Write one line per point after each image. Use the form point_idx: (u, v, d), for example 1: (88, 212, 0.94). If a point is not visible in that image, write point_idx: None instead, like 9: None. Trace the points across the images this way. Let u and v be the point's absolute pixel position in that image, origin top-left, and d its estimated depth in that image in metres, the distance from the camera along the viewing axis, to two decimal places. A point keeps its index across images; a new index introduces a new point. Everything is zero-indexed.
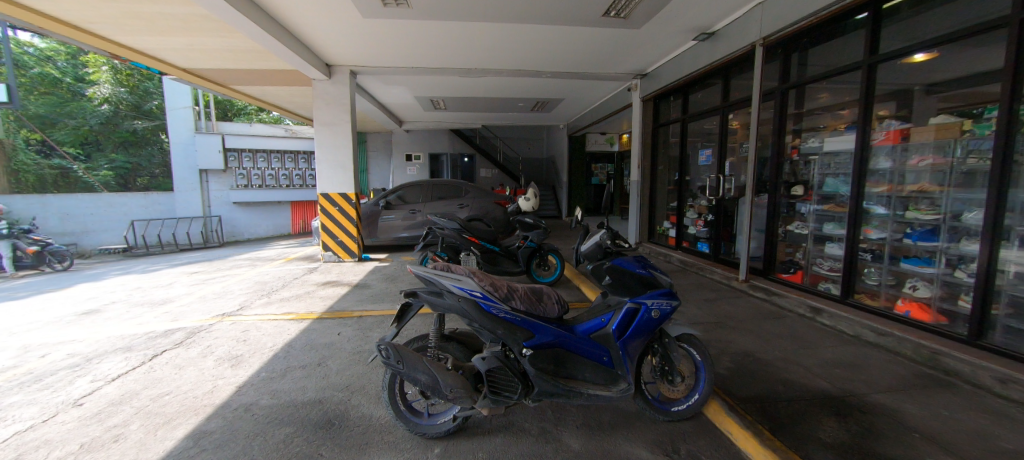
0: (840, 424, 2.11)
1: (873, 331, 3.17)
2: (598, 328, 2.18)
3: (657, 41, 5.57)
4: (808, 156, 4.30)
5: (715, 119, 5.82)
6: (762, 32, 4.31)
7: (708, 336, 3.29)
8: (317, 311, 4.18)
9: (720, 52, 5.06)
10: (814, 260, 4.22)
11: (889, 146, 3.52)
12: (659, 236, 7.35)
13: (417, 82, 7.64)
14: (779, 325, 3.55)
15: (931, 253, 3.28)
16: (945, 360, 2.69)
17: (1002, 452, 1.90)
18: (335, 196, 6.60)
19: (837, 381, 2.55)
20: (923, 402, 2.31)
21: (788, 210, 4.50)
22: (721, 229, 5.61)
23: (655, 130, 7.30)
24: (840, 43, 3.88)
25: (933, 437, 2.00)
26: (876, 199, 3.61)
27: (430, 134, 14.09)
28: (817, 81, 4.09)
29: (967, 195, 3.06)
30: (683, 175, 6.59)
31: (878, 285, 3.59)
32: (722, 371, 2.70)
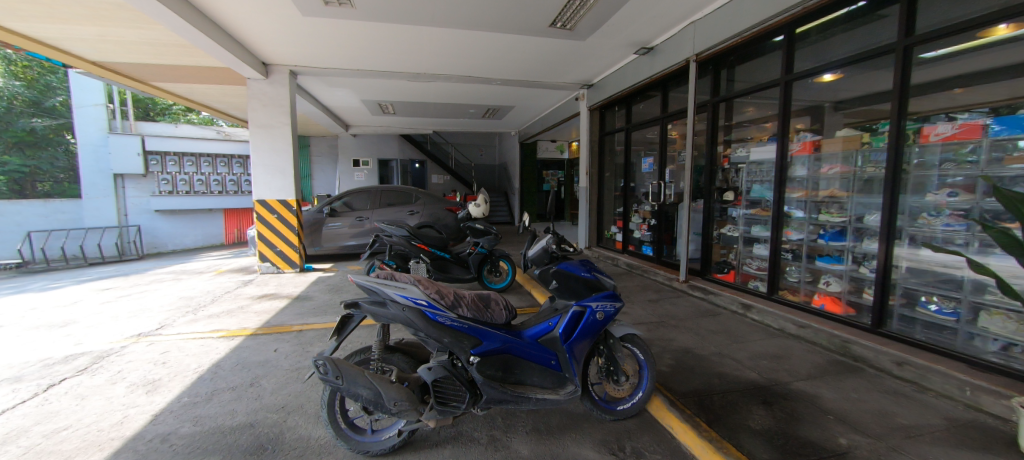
0: (766, 411, 2.28)
1: (794, 324, 3.47)
2: (545, 332, 2.20)
3: (601, 54, 5.81)
4: (737, 165, 4.65)
5: (655, 129, 6.16)
6: (695, 49, 4.63)
7: (651, 335, 3.44)
8: (250, 327, 3.87)
9: (659, 66, 5.37)
10: (744, 260, 4.55)
11: (804, 156, 3.89)
12: (607, 241, 7.62)
13: (363, 85, 7.40)
14: (714, 322, 3.79)
15: (840, 251, 3.64)
16: (853, 348, 2.99)
17: (900, 427, 2.14)
18: (273, 203, 6.17)
19: (765, 372, 2.75)
20: (836, 387, 2.55)
21: (721, 215, 4.84)
22: (663, 233, 5.92)
23: (601, 138, 7.58)
24: (762, 62, 4.26)
25: (845, 418, 2.22)
26: (796, 203, 3.96)
27: (379, 139, 13.67)
28: (743, 96, 4.45)
29: (868, 200, 3.44)
30: (628, 181, 6.89)
31: (798, 282, 3.95)
32: (663, 368, 2.83)
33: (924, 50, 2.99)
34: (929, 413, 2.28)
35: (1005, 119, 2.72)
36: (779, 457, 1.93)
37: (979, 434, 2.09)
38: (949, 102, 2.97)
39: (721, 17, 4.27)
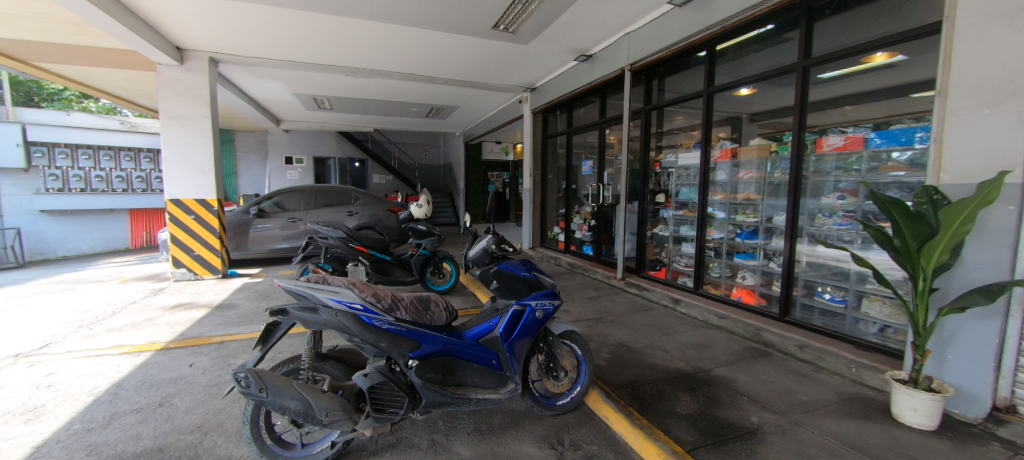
0: (691, 397, 2.46)
1: (716, 316, 3.79)
2: (486, 332, 2.21)
3: (543, 59, 5.96)
4: (668, 169, 4.98)
5: (594, 133, 6.43)
6: (630, 59, 4.90)
7: (590, 331, 3.59)
8: (161, 340, 3.47)
9: (597, 73, 5.62)
10: (673, 258, 4.88)
11: (724, 162, 4.26)
12: (550, 241, 7.82)
13: (295, 77, 6.95)
14: (648, 317, 4.04)
15: (754, 248, 4.02)
16: (764, 335, 3.33)
17: (800, 402, 2.42)
18: (189, 202, 5.60)
19: (690, 360, 2.98)
20: (750, 371, 2.83)
21: (654, 216, 5.17)
22: (602, 234, 6.18)
23: (544, 141, 7.77)
24: (688, 75, 4.61)
25: (757, 398, 2.46)
26: (718, 205, 4.32)
27: (314, 135, 12.91)
28: (672, 105, 4.79)
29: (775, 202, 3.85)
30: (570, 184, 7.12)
31: (719, 276, 4.33)
32: (600, 362, 2.96)
33: (822, 71, 3.41)
34: (824, 389, 2.59)
35: (882, 133, 3.10)
36: (701, 438, 2.09)
37: (862, 404, 2.42)
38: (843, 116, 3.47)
39: (652, 30, 4.56)
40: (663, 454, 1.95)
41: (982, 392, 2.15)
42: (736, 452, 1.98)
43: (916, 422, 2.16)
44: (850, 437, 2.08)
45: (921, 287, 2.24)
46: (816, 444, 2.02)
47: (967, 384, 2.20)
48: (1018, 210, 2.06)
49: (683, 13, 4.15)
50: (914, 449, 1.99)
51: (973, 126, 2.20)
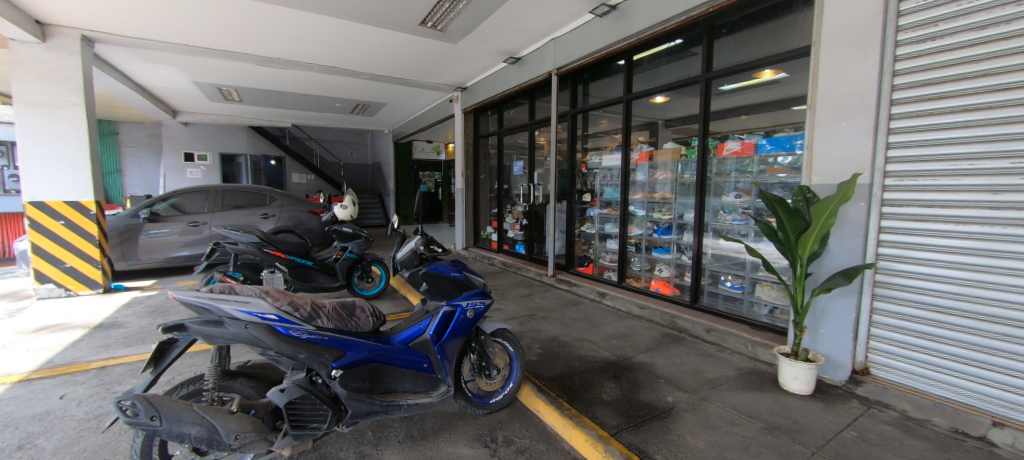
0: (615, 384, 2.63)
1: (638, 306, 4.08)
2: (416, 335, 2.18)
3: (473, 59, 5.96)
4: (593, 170, 5.25)
5: (524, 134, 6.57)
6: (557, 63, 5.09)
7: (523, 328, 3.67)
8: (20, 371, 2.90)
9: (525, 76, 5.74)
10: (600, 254, 5.16)
11: (642, 164, 4.58)
12: (483, 241, 7.86)
13: (195, 64, 6.20)
14: (576, 311, 4.23)
15: (668, 243, 4.37)
16: (678, 321, 3.65)
17: (708, 380, 2.70)
18: (57, 206, 4.74)
19: (615, 350, 3.18)
20: (666, 355, 3.08)
21: (581, 214, 5.42)
22: (533, 232, 6.35)
23: (476, 141, 7.77)
24: (610, 81, 4.90)
25: (672, 380, 2.69)
26: (638, 204, 4.65)
27: (221, 130, 11.64)
28: (596, 109, 5.06)
29: (686, 201, 4.20)
30: (501, 184, 7.21)
31: (640, 270, 4.66)
32: (532, 357, 3.04)
33: (724, 83, 3.81)
34: (726, 367, 2.91)
35: (771, 140, 3.54)
36: (624, 421, 2.24)
37: (756, 377, 2.75)
38: (740, 125, 3.83)
39: (577, 37, 4.77)
40: (591, 440, 2.05)
41: (845, 358, 2.56)
42: (654, 430, 2.15)
43: (797, 389, 2.52)
44: (747, 407, 2.36)
45: (799, 272, 2.59)
46: (720, 416, 2.26)
47: (834, 353, 2.61)
48: (867, 206, 2.48)
49: (604, 23, 4.39)
50: (796, 412, 2.31)
51: (835, 136, 2.61)
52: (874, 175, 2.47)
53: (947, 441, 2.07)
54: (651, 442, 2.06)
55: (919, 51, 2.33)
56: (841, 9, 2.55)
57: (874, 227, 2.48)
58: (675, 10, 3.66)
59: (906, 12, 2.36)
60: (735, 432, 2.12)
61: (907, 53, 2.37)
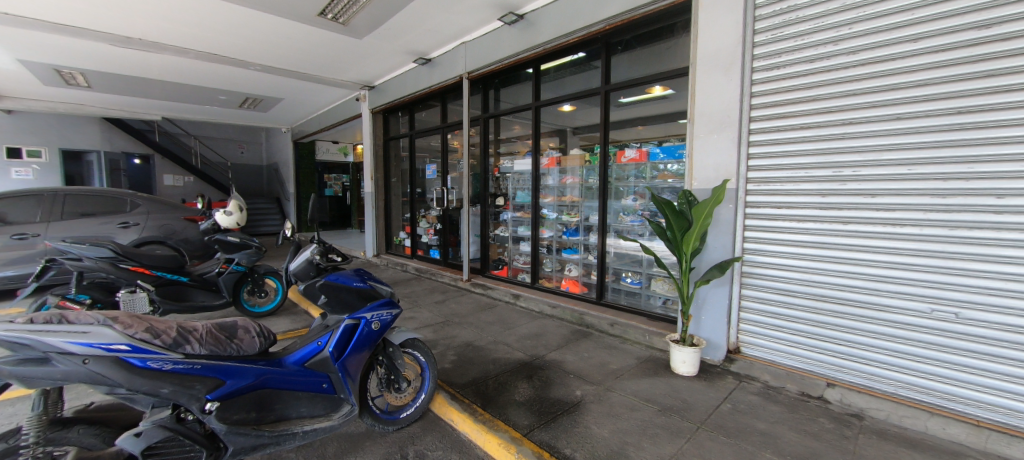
0: (528, 384, 2.68)
1: (549, 306, 4.24)
2: (312, 354, 2.00)
3: (380, 57, 5.70)
4: (505, 174, 5.38)
5: (436, 137, 6.47)
6: (467, 67, 5.10)
7: (437, 335, 3.59)
8: None
9: (436, 78, 5.65)
10: (513, 256, 5.28)
11: (552, 168, 4.79)
12: (396, 247, 7.55)
13: (19, 39, 4.99)
14: (491, 314, 4.26)
15: (576, 244, 4.61)
16: (586, 317, 3.87)
17: (612, 370, 2.89)
18: None
19: (528, 350, 3.25)
20: (574, 351, 3.24)
21: (495, 218, 5.50)
22: (448, 236, 6.26)
23: (386, 143, 7.45)
24: (519, 88, 5.05)
25: (580, 374, 2.83)
26: (549, 207, 4.84)
27: (62, 121, 9.56)
28: (508, 114, 5.16)
29: (591, 204, 4.45)
30: (414, 187, 7.01)
31: (551, 271, 4.85)
32: (445, 365, 2.97)
33: (623, 95, 4.11)
34: (628, 356, 3.16)
35: (661, 148, 3.93)
36: (535, 419, 2.29)
37: (652, 364, 3.02)
38: (637, 134, 4.18)
39: (486, 43, 4.82)
40: (504, 443, 2.05)
41: (721, 339, 2.95)
42: (564, 425, 2.23)
43: (685, 371, 2.81)
44: (645, 392, 2.57)
45: (684, 266, 2.91)
46: (623, 404, 2.43)
47: (713, 336, 2.98)
48: (734, 208, 2.89)
49: (512, 31, 4.50)
50: (684, 392, 2.58)
51: (709, 146, 2.99)
52: (739, 181, 2.88)
53: (796, 404, 2.47)
54: (561, 437, 2.13)
55: (769, 77, 2.75)
56: (712, 37, 2.94)
57: (739, 226, 2.88)
58: (576, 25, 3.88)
59: (759, 44, 2.79)
60: (635, 417, 2.29)
61: (760, 78, 2.79)
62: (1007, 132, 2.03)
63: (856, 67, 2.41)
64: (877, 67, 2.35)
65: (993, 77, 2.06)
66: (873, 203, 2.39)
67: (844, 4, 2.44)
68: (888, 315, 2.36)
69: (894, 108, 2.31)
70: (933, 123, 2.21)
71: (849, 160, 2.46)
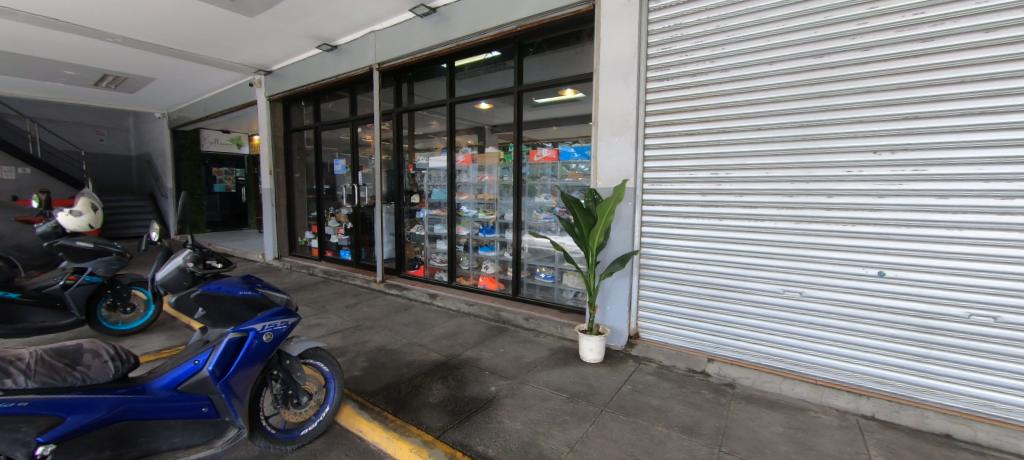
0: (443, 384, 2.65)
1: (466, 304, 4.25)
2: (188, 375, 1.75)
3: (277, 40, 5.18)
4: (421, 171, 5.24)
5: (345, 130, 6.08)
6: (377, 58, 4.85)
7: (346, 341, 3.38)
8: None
9: (343, 67, 5.29)
10: (430, 256, 5.19)
11: (468, 166, 4.79)
12: (301, 248, 6.94)
13: None
14: (406, 315, 4.13)
15: (492, 241, 4.66)
16: (502, 313, 3.94)
17: (525, 364, 2.98)
18: None
19: (443, 350, 3.21)
20: (491, 348, 3.27)
21: (411, 216, 5.35)
22: (360, 236, 5.92)
23: (287, 135, 6.80)
24: (433, 83, 4.95)
25: (494, 370, 2.87)
26: (465, 205, 4.84)
27: None
28: (422, 109, 5.03)
29: (507, 201, 4.52)
30: (321, 184, 6.51)
31: (468, 269, 4.84)
32: (354, 373, 2.80)
33: (539, 96, 4.14)
34: (540, 349, 3.28)
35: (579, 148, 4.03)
36: (448, 420, 2.27)
37: (563, 354, 3.18)
38: (553, 135, 4.18)
39: (397, 34, 4.64)
40: (415, 449, 2.01)
41: (623, 326, 3.20)
42: (477, 423, 2.24)
43: (592, 358, 3.00)
44: (556, 382, 2.69)
45: (591, 260, 3.09)
46: (535, 395, 2.52)
47: (616, 324, 3.23)
48: (632, 205, 3.15)
49: (425, 23, 4.37)
50: (591, 378, 2.75)
51: (611, 148, 3.21)
52: (636, 181, 3.15)
53: (684, 379, 2.78)
54: (473, 435, 2.13)
55: (660, 87, 3.04)
56: (612, 47, 3.16)
57: (638, 222, 3.16)
58: (488, 24, 3.90)
59: (652, 56, 3.06)
60: (545, 407, 2.39)
61: (653, 87, 3.07)
62: (834, 144, 2.45)
63: (727, 83, 2.77)
64: (742, 83, 2.73)
65: (825, 97, 2.46)
66: (741, 201, 2.77)
67: (717, 27, 2.79)
68: (753, 296, 2.76)
69: (756, 119, 2.69)
70: (784, 134, 2.60)
71: (723, 164, 2.83)
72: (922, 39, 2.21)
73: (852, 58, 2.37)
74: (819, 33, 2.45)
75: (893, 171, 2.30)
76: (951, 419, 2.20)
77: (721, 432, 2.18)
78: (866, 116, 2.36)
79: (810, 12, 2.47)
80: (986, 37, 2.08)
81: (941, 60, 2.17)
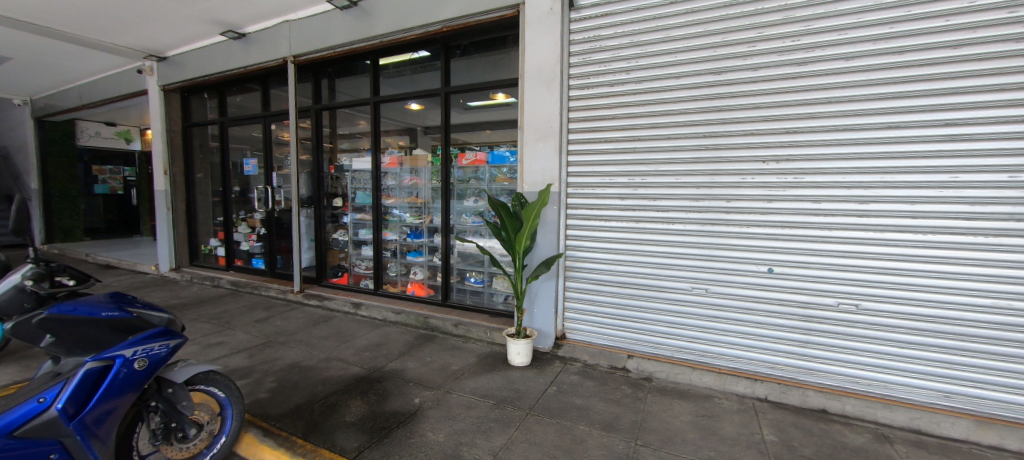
0: (362, 400, 2.49)
1: (393, 312, 4.06)
2: (30, 416, 1.51)
3: (170, 22, 4.58)
4: (343, 172, 4.94)
5: (257, 127, 5.54)
6: (292, 50, 4.49)
7: (252, 360, 3.05)
8: None
9: (252, 58, 4.82)
10: (354, 263, 4.91)
11: (394, 168, 4.61)
12: (205, 257, 6.19)
13: None
14: (326, 327, 3.84)
15: (420, 246, 4.51)
16: (431, 320, 3.82)
17: (452, 372, 2.91)
18: None
19: (366, 362, 3.03)
20: (418, 357, 3.14)
21: (334, 220, 5.03)
22: (275, 242, 5.42)
23: (186, 130, 6.04)
24: (356, 80, 4.70)
25: (420, 381, 2.76)
26: (392, 208, 4.64)
27: None
28: (344, 107, 4.75)
29: (436, 205, 4.41)
30: (228, 185, 5.87)
31: (396, 275, 4.64)
32: (260, 395, 2.53)
33: (471, 98, 4.08)
34: (469, 355, 3.23)
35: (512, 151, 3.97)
36: (366, 439, 2.12)
37: (492, 359, 3.16)
38: (486, 139, 4.12)
39: (314, 26, 4.33)
40: None
41: (549, 328, 3.27)
42: (398, 439, 2.12)
43: (519, 362, 3.02)
44: (483, 389, 2.65)
45: (518, 264, 3.10)
46: (460, 404, 2.46)
47: (544, 326, 3.28)
48: (557, 209, 3.22)
49: (345, 16, 4.13)
50: (517, 382, 2.75)
51: (536, 153, 3.27)
52: (561, 185, 3.23)
53: (606, 376, 2.89)
54: (392, 453, 2.02)
55: (582, 96, 3.15)
56: (537, 53, 3.21)
57: (563, 225, 3.24)
58: (413, 22, 3.78)
59: (574, 65, 3.17)
60: (471, 415, 2.34)
61: (575, 95, 3.18)
62: (731, 154, 2.71)
63: (642, 94, 2.95)
64: (654, 95, 2.91)
65: (723, 111, 2.72)
66: (656, 206, 2.95)
67: (632, 41, 2.95)
68: (666, 294, 2.95)
69: (667, 129, 2.89)
70: (691, 144, 2.83)
71: (638, 170, 3.00)
72: (798, 64, 2.50)
73: (743, 77, 2.64)
74: (718, 53, 2.70)
75: (778, 179, 2.60)
76: (827, 396, 2.51)
77: (637, 425, 2.28)
78: (756, 129, 2.64)
79: (709, 33, 2.71)
80: (848, 64, 2.39)
81: (813, 83, 2.48)
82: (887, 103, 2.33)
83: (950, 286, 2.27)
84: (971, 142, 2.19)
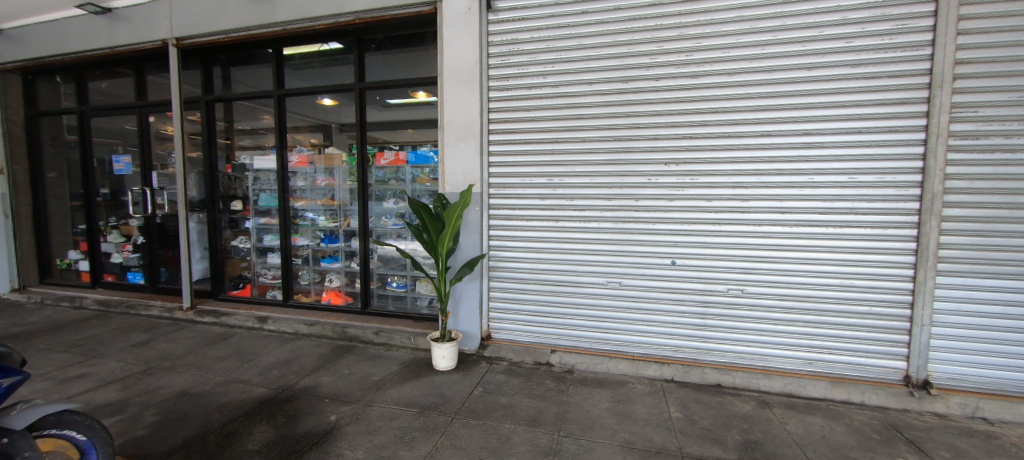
0: (268, 424, 2.26)
1: (305, 324, 3.75)
2: None
3: None
4: (242, 172, 4.43)
5: (130, 118, 4.75)
6: (173, 31, 3.92)
7: (126, 391, 2.61)
8: None
9: (120, 37, 4.12)
10: (259, 272, 4.43)
11: (303, 167, 4.24)
12: (62, 273, 5.15)
13: None
14: (223, 346, 3.42)
15: (335, 251, 4.22)
16: (349, 330, 3.59)
17: (372, 383, 2.75)
18: None
19: (273, 382, 2.75)
20: (333, 371, 2.93)
21: (232, 225, 4.50)
22: (158, 252, 4.70)
23: (30, 120, 4.97)
24: (256, 70, 4.25)
25: (336, 396, 2.57)
26: (302, 211, 4.28)
27: None
28: (241, 99, 4.26)
29: (352, 207, 4.15)
30: (93, 187, 4.94)
31: (308, 284, 4.29)
32: (137, 432, 2.17)
33: (390, 96, 3.90)
34: (391, 363, 3.09)
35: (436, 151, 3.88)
36: None
37: (416, 365, 3.06)
38: (409, 138, 3.95)
39: (202, 6, 3.83)
40: None
41: (474, 329, 3.26)
42: None
43: (445, 366, 2.95)
44: (406, 398, 2.55)
45: (440, 266, 3.04)
46: (382, 416, 2.34)
47: (469, 328, 3.26)
48: (479, 210, 3.22)
49: None
50: (443, 387, 2.70)
51: (457, 153, 3.23)
52: (482, 186, 3.24)
53: (530, 372, 2.96)
54: None
55: (501, 97, 3.19)
56: (455, 53, 3.18)
57: (485, 226, 3.25)
58: (321, 11, 3.52)
59: (493, 66, 3.19)
60: (392, 427, 2.24)
61: (495, 97, 3.20)
62: (638, 157, 2.93)
63: (558, 98, 3.06)
64: (569, 100, 3.04)
65: (630, 117, 2.93)
66: (574, 206, 3.08)
67: (547, 47, 3.05)
68: (585, 289, 3.10)
69: (581, 132, 3.04)
70: (603, 147, 3.00)
71: (557, 171, 3.10)
72: (691, 76, 2.79)
73: (646, 87, 2.88)
74: (624, 62, 2.90)
75: (677, 180, 2.87)
76: (720, 371, 2.83)
77: (560, 417, 2.37)
78: (658, 135, 2.89)
79: (616, 43, 2.90)
80: (730, 79, 2.72)
81: (703, 94, 2.78)
82: (760, 114, 2.70)
83: (811, 270, 2.69)
84: (823, 149, 2.62)
